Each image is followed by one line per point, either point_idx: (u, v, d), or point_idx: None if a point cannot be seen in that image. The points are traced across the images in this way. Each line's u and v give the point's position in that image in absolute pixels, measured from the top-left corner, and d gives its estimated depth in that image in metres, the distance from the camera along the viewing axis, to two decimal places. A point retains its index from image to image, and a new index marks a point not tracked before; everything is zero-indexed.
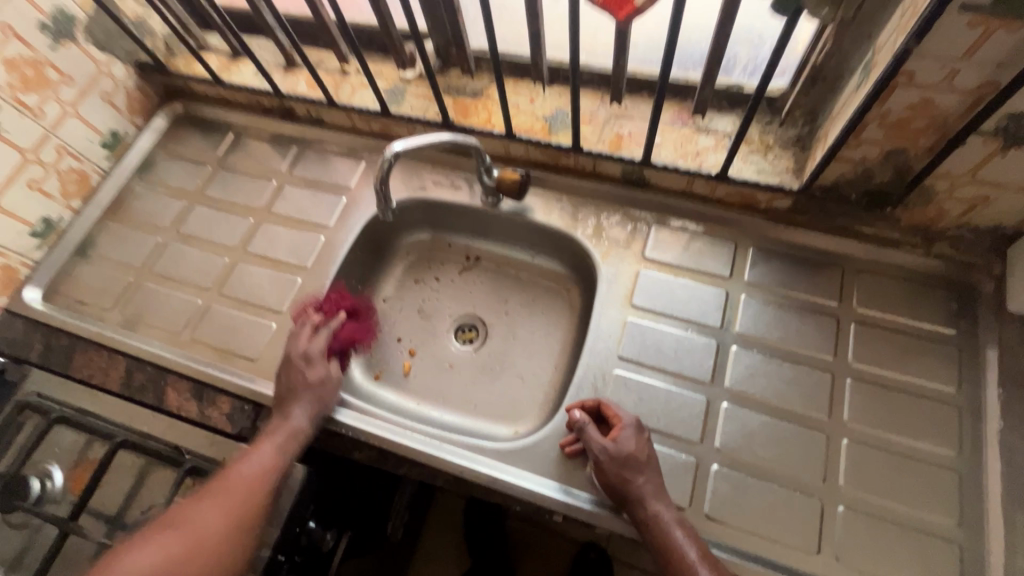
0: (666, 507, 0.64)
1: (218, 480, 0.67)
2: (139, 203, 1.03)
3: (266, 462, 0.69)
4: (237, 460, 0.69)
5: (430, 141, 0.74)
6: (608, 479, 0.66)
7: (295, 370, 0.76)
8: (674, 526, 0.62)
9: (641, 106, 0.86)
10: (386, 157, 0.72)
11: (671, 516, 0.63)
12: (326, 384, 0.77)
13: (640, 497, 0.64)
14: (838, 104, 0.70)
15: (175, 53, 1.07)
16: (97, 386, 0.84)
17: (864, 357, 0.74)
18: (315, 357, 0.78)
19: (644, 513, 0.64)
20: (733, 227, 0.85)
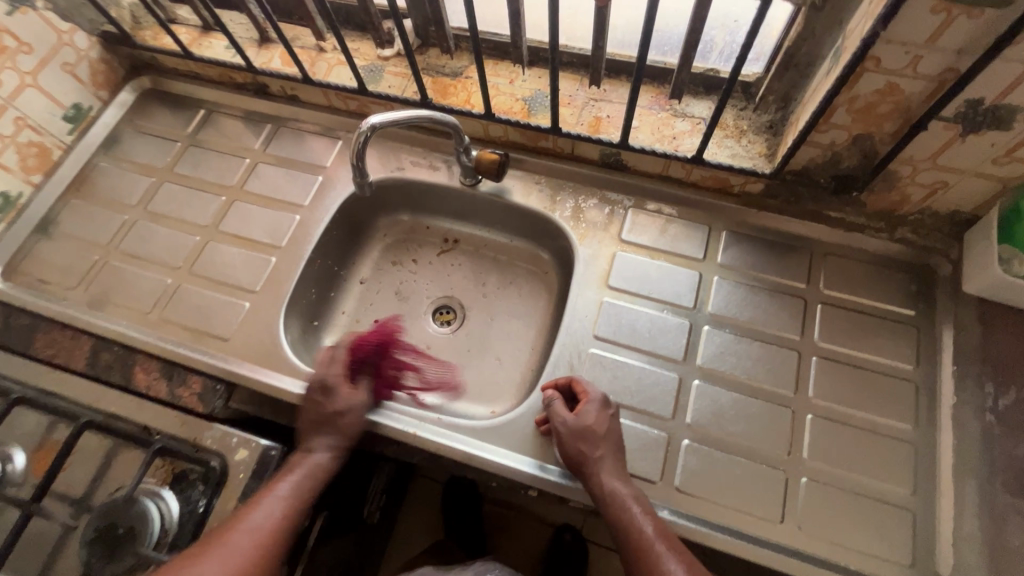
0: (625, 485, 0.66)
1: (234, 524, 0.62)
2: (103, 180, 0.99)
3: (278, 512, 0.64)
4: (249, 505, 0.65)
5: (408, 115, 0.75)
6: (570, 453, 0.67)
7: (316, 399, 0.74)
8: (634, 504, 0.64)
9: (620, 89, 0.87)
10: (363, 130, 0.73)
11: (632, 495, 0.65)
12: (349, 414, 0.74)
13: (602, 475, 0.65)
14: (809, 90, 0.72)
15: (143, 25, 1.04)
16: (61, 366, 0.81)
17: (830, 337, 0.77)
18: (344, 387, 0.75)
19: (606, 491, 0.65)
20: (707, 211, 0.86)
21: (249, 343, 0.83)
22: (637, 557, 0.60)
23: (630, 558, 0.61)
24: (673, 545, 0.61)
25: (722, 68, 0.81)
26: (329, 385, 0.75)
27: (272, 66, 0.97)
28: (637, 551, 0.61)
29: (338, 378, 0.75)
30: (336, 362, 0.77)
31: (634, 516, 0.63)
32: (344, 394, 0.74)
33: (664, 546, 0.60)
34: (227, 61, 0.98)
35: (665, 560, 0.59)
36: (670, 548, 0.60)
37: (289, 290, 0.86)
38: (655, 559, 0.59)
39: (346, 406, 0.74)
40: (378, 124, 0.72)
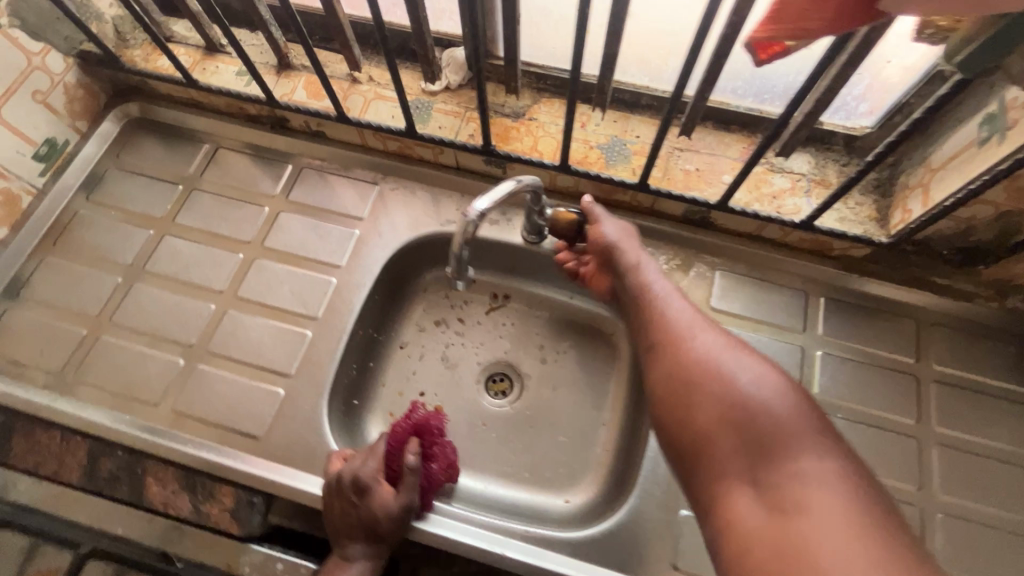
0: (661, 283, 0.66)
1: None
2: (86, 231, 0.83)
3: None
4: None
5: (509, 190, 0.63)
6: (604, 247, 0.71)
7: (348, 501, 0.58)
8: (670, 300, 0.63)
9: (707, 138, 0.78)
10: (469, 219, 0.62)
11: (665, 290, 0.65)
12: (384, 523, 0.57)
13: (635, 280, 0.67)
14: (940, 154, 0.65)
15: (131, 43, 0.87)
16: (51, 479, 0.66)
17: (949, 421, 0.70)
18: (381, 486, 0.58)
19: (634, 285, 0.67)
20: (803, 274, 0.78)
21: (287, 440, 0.69)
22: (666, 334, 0.59)
23: (659, 337, 0.60)
24: (710, 328, 0.58)
25: (828, 119, 0.73)
26: (362, 481, 0.57)
27: (297, 98, 0.83)
28: (668, 330, 0.59)
29: (374, 471, 0.58)
30: (375, 456, 0.60)
31: (663, 309, 0.62)
32: (381, 486, 0.58)
33: (701, 330, 0.58)
34: (239, 91, 0.83)
35: (701, 342, 0.57)
36: (707, 331, 0.58)
37: (332, 371, 0.73)
38: (689, 341, 0.57)
39: (385, 503, 0.57)
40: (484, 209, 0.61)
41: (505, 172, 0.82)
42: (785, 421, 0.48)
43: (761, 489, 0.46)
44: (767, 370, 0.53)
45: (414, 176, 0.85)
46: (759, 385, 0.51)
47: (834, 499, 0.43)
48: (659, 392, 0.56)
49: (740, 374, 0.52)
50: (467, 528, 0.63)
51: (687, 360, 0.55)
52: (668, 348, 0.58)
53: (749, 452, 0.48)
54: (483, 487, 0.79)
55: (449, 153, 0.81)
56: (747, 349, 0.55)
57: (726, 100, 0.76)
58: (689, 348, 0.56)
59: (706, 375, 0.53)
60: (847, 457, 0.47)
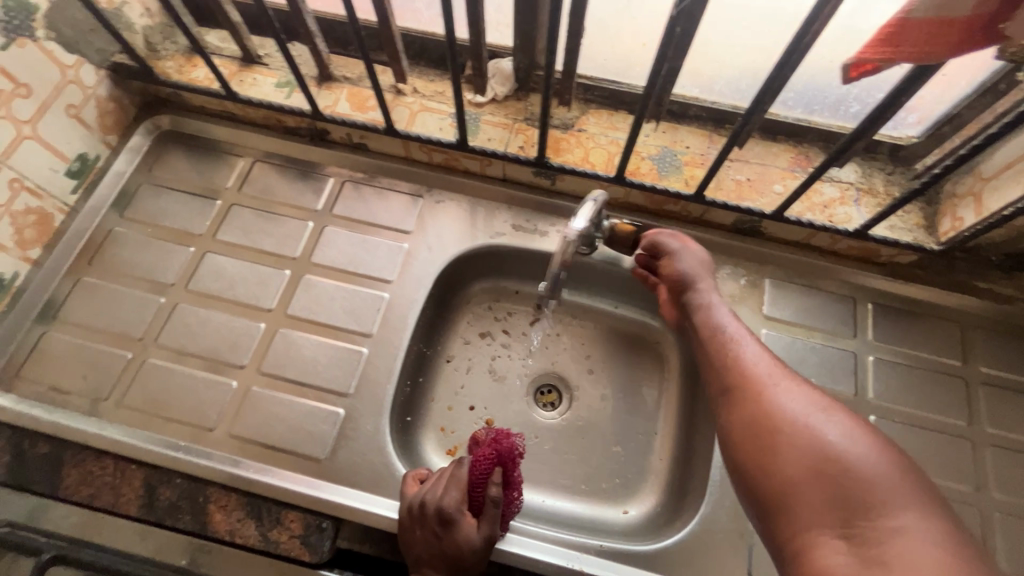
0: (734, 323, 0.65)
1: None
2: (122, 250, 0.80)
3: None
4: None
5: (591, 209, 0.65)
6: (678, 274, 0.71)
7: (432, 531, 0.58)
8: (744, 342, 0.62)
9: (756, 148, 0.79)
10: (569, 237, 0.65)
11: (737, 329, 0.64)
12: (468, 555, 0.58)
13: (703, 314, 0.67)
14: (992, 165, 0.67)
15: (162, 53, 0.84)
16: (108, 511, 0.64)
17: (999, 422, 0.72)
18: (465, 519, 0.59)
19: (701, 318, 0.67)
20: (848, 281, 0.80)
21: (352, 461, 0.68)
22: (741, 378, 0.58)
23: (733, 380, 0.59)
24: (790, 377, 0.58)
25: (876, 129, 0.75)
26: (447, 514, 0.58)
27: (340, 110, 0.81)
28: (742, 374, 0.59)
29: (457, 505, 0.59)
30: (457, 485, 0.60)
31: (737, 350, 0.61)
32: (466, 519, 0.59)
33: (781, 377, 0.57)
34: (280, 103, 0.81)
35: (781, 389, 0.56)
36: (789, 382, 0.57)
37: (391, 390, 0.72)
38: (768, 388, 0.56)
39: (469, 535, 0.58)
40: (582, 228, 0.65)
41: (553, 183, 0.81)
42: (878, 476, 0.47)
43: (851, 543, 0.45)
44: (857, 427, 0.51)
45: (459, 189, 0.84)
46: (851, 440, 0.50)
47: (931, 555, 0.42)
48: (736, 438, 0.55)
49: (829, 429, 0.51)
50: (543, 544, 0.65)
51: (765, 406, 0.55)
52: (744, 395, 0.57)
53: (838, 505, 0.46)
54: (542, 501, 0.78)
55: (498, 165, 0.80)
56: (833, 404, 0.54)
57: (776, 110, 0.77)
58: (768, 395, 0.56)
59: (790, 426, 0.52)
60: (945, 518, 0.45)
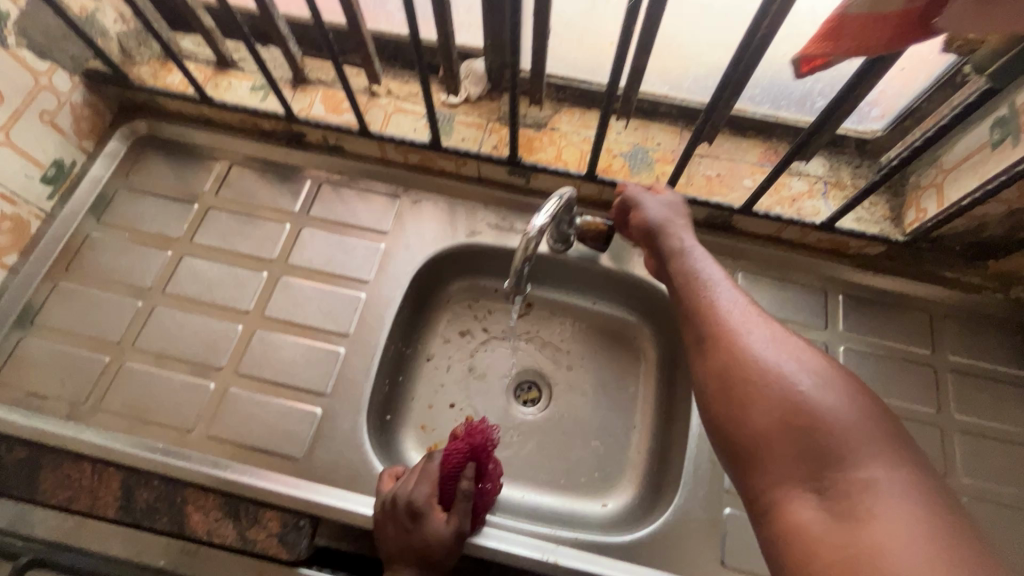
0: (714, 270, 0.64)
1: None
2: (99, 255, 0.80)
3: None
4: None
5: (557, 203, 0.65)
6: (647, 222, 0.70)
7: (401, 524, 0.59)
8: (723, 290, 0.61)
9: (726, 143, 0.80)
10: (532, 234, 0.63)
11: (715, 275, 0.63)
12: (434, 548, 0.58)
13: (681, 261, 0.65)
14: (952, 156, 0.68)
15: (137, 59, 0.85)
16: (86, 514, 0.64)
17: (967, 409, 0.74)
18: (436, 513, 0.59)
19: (678, 268, 0.65)
20: (819, 273, 0.81)
21: (329, 460, 0.69)
22: (718, 327, 0.57)
23: (708, 332, 0.58)
24: (766, 322, 0.57)
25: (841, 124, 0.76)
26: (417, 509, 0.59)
27: (315, 112, 0.82)
28: (721, 323, 0.57)
29: (428, 500, 0.59)
30: (427, 478, 0.61)
31: (715, 299, 0.60)
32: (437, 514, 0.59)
33: (758, 326, 0.57)
34: (255, 106, 0.82)
35: (758, 337, 0.55)
36: (765, 329, 0.56)
37: (369, 389, 0.73)
38: (745, 335, 0.56)
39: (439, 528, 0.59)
40: (545, 224, 0.63)
41: (527, 182, 0.82)
42: (849, 425, 0.48)
43: (822, 495, 0.46)
44: (829, 374, 0.52)
45: (435, 188, 0.85)
46: (824, 388, 0.50)
47: (901, 502, 0.43)
48: (713, 392, 0.55)
49: (804, 379, 0.51)
50: (521, 538, 0.64)
51: (742, 355, 0.54)
52: (720, 346, 0.56)
53: (811, 457, 0.47)
54: (521, 497, 0.78)
55: (472, 164, 0.81)
56: (806, 350, 0.54)
57: (744, 107, 0.78)
58: (746, 344, 0.55)
59: (767, 375, 0.52)
60: (911, 463, 0.47)
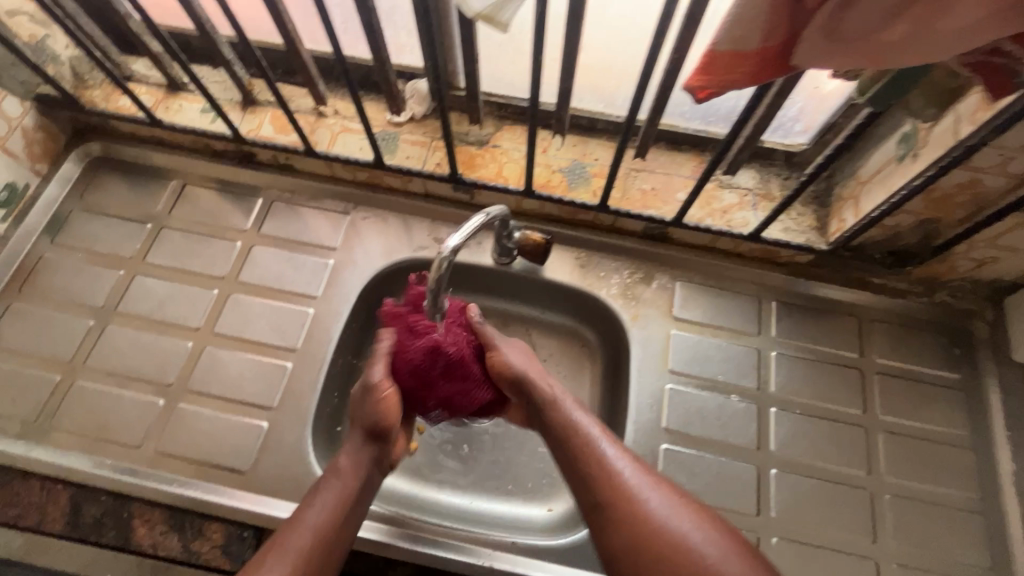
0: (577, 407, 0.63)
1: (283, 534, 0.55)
2: (52, 275, 0.82)
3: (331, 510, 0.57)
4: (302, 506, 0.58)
5: (478, 224, 0.63)
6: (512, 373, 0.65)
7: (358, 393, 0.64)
8: (603, 439, 0.59)
9: (661, 158, 0.83)
10: (443, 257, 0.59)
11: (591, 420, 0.62)
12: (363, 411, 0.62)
13: (551, 404, 0.63)
14: (866, 168, 0.72)
15: (89, 82, 0.87)
16: (33, 531, 0.66)
17: (891, 410, 0.77)
18: (347, 476, 0.60)
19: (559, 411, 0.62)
20: (754, 281, 0.84)
21: (275, 472, 0.71)
22: (612, 494, 0.55)
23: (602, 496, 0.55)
24: (639, 468, 0.57)
25: (769, 138, 0.80)
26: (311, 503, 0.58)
27: (263, 133, 0.84)
28: (616, 490, 0.55)
29: (330, 482, 0.59)
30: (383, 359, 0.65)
31: (601, 454, 0.58)
32: (344, 484, 0.59)
33: (643, 480, 0.56)
34: (205, 128, 0.84)
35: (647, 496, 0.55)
36: (647, 481, 0.56)
37: (315, 402, 0.75)
38: (636, 497, 0.54)
39: (342, 499, 0.58)
40: (458, 246, 0.60)
41: (472, 198, 0.85)
42: None
43: None
44: (710, 520, 0.53)
45: (384, 205, 0.88)
46: (716, 546, 0.50)
47: None
48: (618, 559, 0.52)
49: (699, 540, 0.51)
50: (463, 545, 0.67)
51: (639, 524, 0.53)
52: (619, 508, 0.54)
53: None
54: (466, 504, 0.79)
55: (417, 181, 0.84)
56: (693, 505, 0.55)
57: (674, 122, 0.82)
58: (641, 509, 0.53)
59: (667, 544, 0.51)
60: None
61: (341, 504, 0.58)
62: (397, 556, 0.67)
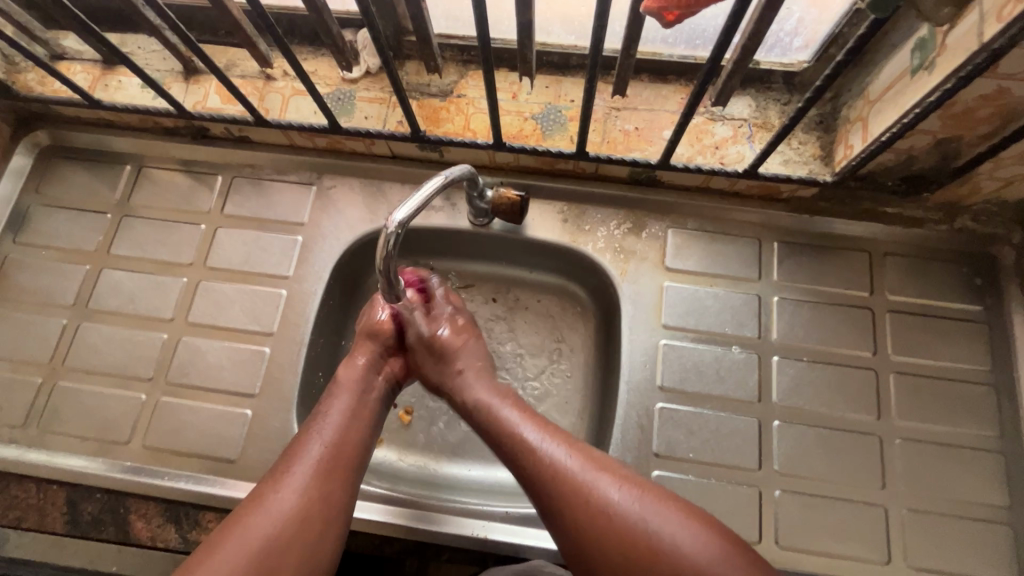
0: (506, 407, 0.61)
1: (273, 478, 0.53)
2: (19, 276, 0.79)
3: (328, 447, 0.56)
4: (306, 434, 0.57)
5: (432, 189, 0.58)
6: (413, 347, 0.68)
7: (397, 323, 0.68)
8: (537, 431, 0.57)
9: (643, 92, 0.75)
10: (390, 233, 0.56)
11: (528, 422, 0.59)
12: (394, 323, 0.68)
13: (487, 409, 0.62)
14: (877, 84, 0.63)
15: (22, 66, 0.81)
16: (35, 532, 0.68)
17: (905, 348, 0.72)
18: (351, 402, 0.61)
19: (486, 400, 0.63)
20: (754, 221, 0.77)
21: (262, 458, 0.70)
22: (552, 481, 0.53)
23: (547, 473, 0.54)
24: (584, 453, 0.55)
25: (765, 58, 0.72)
26: (300, 453, 0.55)
27: (210, 104, 0.79)
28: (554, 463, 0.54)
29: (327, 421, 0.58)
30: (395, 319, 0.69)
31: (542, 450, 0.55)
32: (346, 424, 0.58)
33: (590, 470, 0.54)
34: (147, 105, 0.78)
35: (602, 488, 0.52)
36: (596, 469, 0.54)
37: (296, 385, 0.73)
38: (592, 494, 0.52)
39: (338, 445, 0.56)
40: (406, 219, 0.57)
41: (441, 155, 0.79)
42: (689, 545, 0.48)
43: None
44: (650, 493, 0.52)
45: (350, 171, 0.82)
46: (656, 517, 0.50)
47: None
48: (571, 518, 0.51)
49: (654, 526, 0.49)
50: (457, 519, 0.67)
51: (592, 520, 0.50)
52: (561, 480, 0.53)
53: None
54: (469, 474, 0.78)
55: (380, 143, 0.77)
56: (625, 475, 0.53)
57: (658, 50, 0.74)
58: (593, 502, 0.51)
59: (626, 543, 0.49)
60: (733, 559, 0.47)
61: (343, 439, 0.57)
62: (393, 532, 0.67)
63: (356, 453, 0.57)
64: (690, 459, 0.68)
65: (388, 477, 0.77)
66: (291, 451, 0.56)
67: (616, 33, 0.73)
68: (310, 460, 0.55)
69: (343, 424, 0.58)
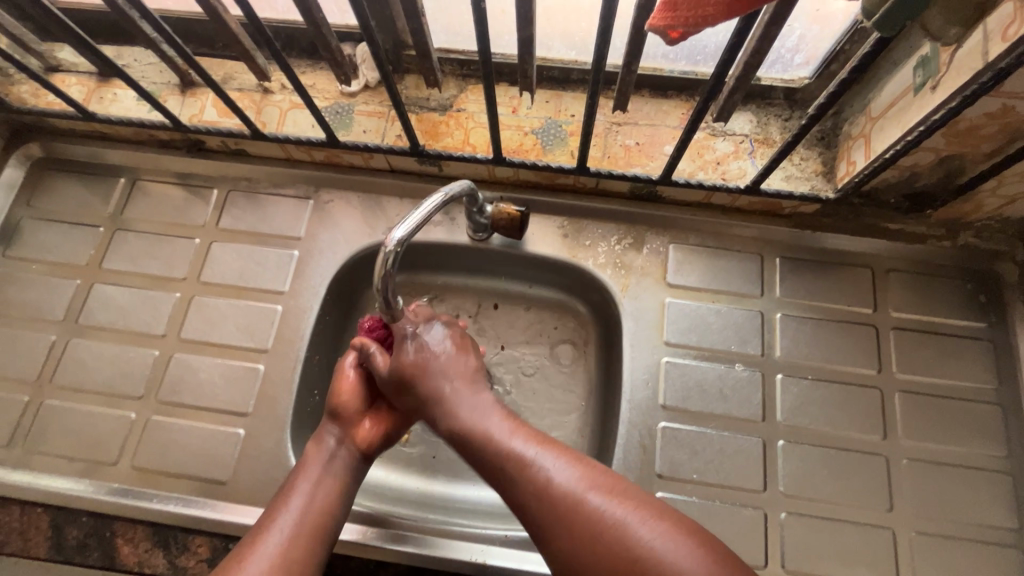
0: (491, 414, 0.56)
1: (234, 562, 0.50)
2: (7, 290, 0.78)
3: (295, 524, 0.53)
4: (274, 511, 0.54)
5: (431, 207, 0.58)
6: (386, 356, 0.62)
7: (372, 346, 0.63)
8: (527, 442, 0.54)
9: (644, 107, 0.75)
10: (389, 251, 0.56)
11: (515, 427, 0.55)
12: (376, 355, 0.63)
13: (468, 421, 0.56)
14: (879, 101, 0.63)
15: (16, 78, 0.81)
16: (17, 556, 0.66)
17: (910, 367, 0.71)
18: (320, 471, 0.57)
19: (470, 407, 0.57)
20: (756, 237, 0.76)
21: (254, 479, 0.68)
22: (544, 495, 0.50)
23: (539, 487, 0.50)
24: (579, 468, 0.52)
25: (766, 75, 0.72)
26: (266, 532, 0.52)
27: (207, 118, 0.78)
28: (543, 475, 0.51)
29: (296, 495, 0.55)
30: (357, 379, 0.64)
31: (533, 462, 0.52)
32: (315, 492, 0.55)
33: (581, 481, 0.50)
34: (143, 118, 0.78)
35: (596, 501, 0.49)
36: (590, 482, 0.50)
37: (290, 404, 0.71)
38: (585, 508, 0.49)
39: (306, 525, 0.53)
40: (405, 237, 0.56)
41: (440, 169, 0.78)
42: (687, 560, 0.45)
43: None
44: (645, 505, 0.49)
45: (348, 184, 0.81)
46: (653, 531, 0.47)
47: None
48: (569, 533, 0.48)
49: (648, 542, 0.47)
50: (455, 543, 0.65)
51: (589, 537, 0.47)
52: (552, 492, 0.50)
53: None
54: (465, 493, 0.75)
55: (378, 158, 0.77)
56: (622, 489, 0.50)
57: (659, 66, 0.74)
58: (587, 516, 0.48)
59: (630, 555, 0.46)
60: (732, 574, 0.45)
61: (313, 514, 0.54)
62: (388, 556, 0.65)
63: (327, 530, 0.54)
64: (694, 480, 0.67)
65: (382, 497, 0.74)
66: (255, 533, 0.52)
67: (617, 49, 0.72)
68: (275, 540, 0.51)
69: (312, 498, 0.55)
